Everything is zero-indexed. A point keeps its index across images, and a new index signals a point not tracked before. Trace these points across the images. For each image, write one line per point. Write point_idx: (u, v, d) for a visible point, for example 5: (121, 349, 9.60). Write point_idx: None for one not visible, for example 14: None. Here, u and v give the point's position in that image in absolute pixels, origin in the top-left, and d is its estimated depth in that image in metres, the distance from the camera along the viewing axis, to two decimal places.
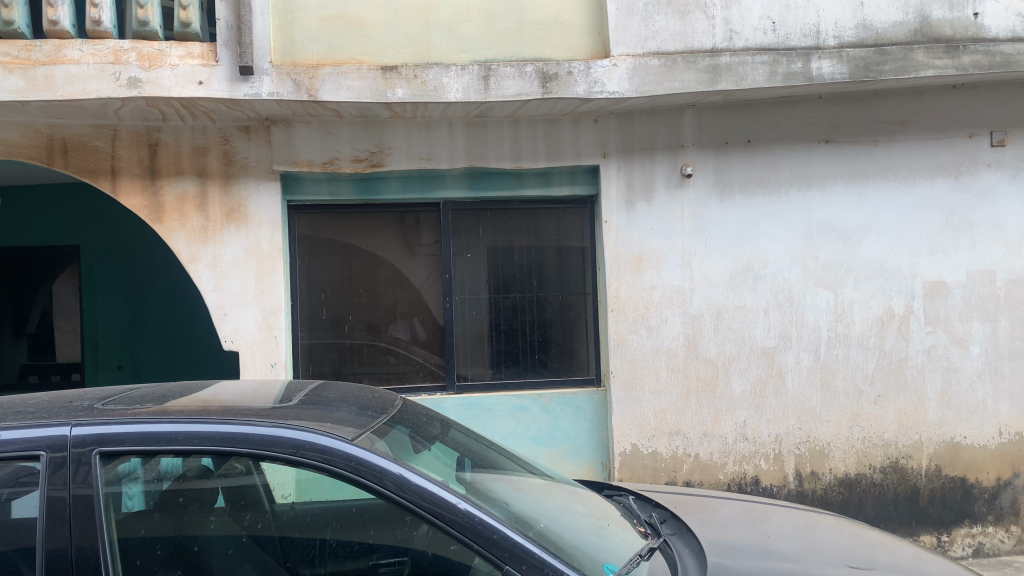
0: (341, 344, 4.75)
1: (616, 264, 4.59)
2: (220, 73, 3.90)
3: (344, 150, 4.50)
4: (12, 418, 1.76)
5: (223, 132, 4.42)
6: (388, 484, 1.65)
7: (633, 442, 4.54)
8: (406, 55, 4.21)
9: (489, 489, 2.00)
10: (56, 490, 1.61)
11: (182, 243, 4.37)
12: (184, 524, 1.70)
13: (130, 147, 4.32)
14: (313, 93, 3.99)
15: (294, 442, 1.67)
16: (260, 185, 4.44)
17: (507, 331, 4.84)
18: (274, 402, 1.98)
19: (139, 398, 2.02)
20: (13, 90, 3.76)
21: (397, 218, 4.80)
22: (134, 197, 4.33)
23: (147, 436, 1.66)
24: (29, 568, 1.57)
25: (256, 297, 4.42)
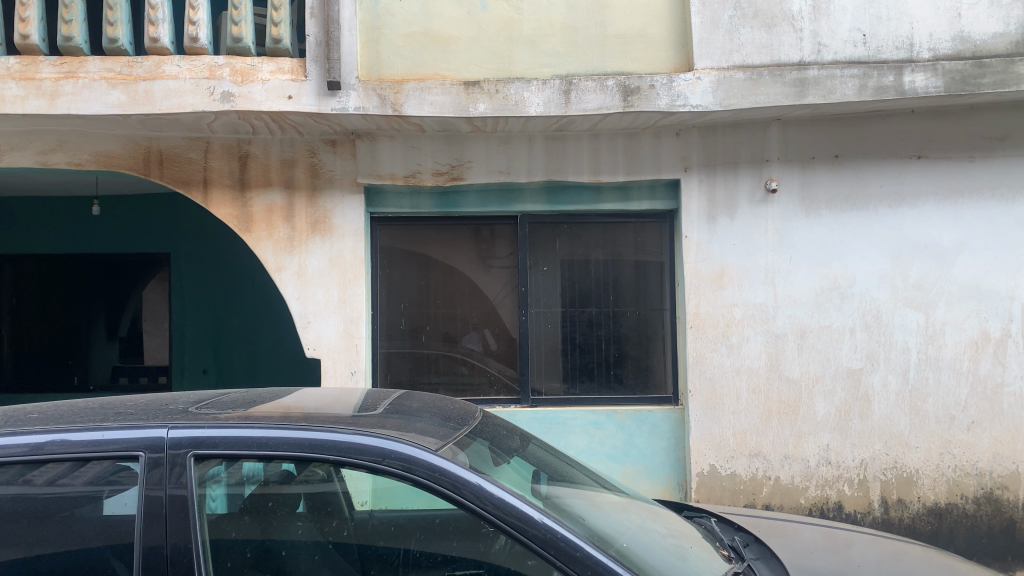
0: (418, 354, 4.81)
1: (696, 280, 4.53)
2: (308, 88, 4.02)
3: (426, 164, 4.56)
4: (115, 418, 1.83)
5: (310, 145, 4.54)
6: (468, 495, 1.67)
7: (711, 463, 4.45)
8: (489, 70, 4.26)
9: (566, 505, 1.98)
10: (152, 490, 1.67)
11: (269, 253, 4.50)
12: (272, 529, 1.74)
13: (221, 159, 4.48)
14: (397, 108, 4.07)
15: (378, 450, 1.70)
16: (344, 197, 4.54)
17: (581, 346, 4.81)
18: (357, 410, 2.02)
19: (229, 403, 2.08)
20: (115, 104, 3.94)
21: (473, 231, 4.84)
22: (225, 207, 4.48)
23: (239, 440, 1.72)
24: (125, 566, 1.62)
25: (338, 306, 4.51)
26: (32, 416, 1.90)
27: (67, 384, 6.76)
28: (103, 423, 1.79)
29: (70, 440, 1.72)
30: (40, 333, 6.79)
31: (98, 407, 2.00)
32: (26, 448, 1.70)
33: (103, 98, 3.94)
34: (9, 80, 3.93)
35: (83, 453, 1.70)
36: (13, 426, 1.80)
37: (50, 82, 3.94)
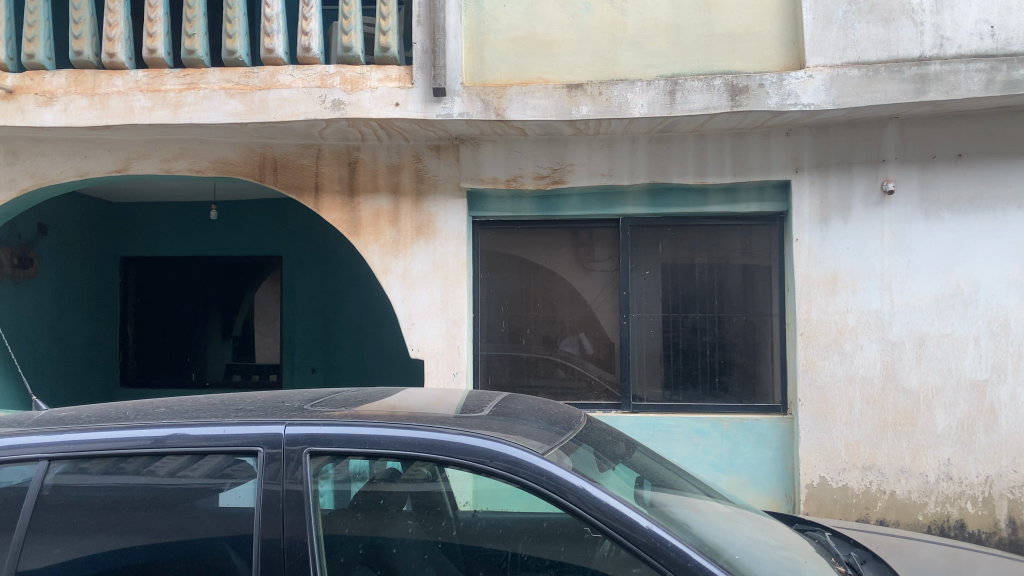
0: (519, 357, 4.81)
1: (808, 284, 4.38)
2: (415, 95, 4.10)
3: (527, 167, 4.58)
4: (236, 414, 1.92)
5: (416, 151, 4.63)
6: (571, 498, 1.66)
7: (821, 474, 4.30)
8: (592, 73, 4.24)
9: (672, 512, 1.95)
10: (271, 484, 1.73)
11: (376, 256, 4.61)
12: (382, 526, 1.77)
13: (332, 165, 4.63)
14: (500, 112, 4.10)
15: (483, 451, 1.72)
16: (448, 202, 4.61)
17: (685, 352, 4.71)
18: (462, 410, 2.04)
19: (341, 401, 2.15)
20: (234, 113, 4.12)
21: (571, 234, 4.83)
22: (335, 212, 4.62)
23: (351, 439, 1.76)
24: (241, 558, 1.68)
25: (442, 308, 4.58)
26: (158, 409, 2.00)
27: (184, 380, 7.14)
28: (224, 418, 1.88)
29: (191, 434, 1.80)
30: (161, 331, 7.20)
31: (218, 402, 2.09)
32: (149, 440, 1.79)
33: (221, 107, 4.13)
34: (137, 92, 4.18)
35: (202, 447, 1.78)
36: (141, 418, 1.91)
37: (174, 93, 4.16)
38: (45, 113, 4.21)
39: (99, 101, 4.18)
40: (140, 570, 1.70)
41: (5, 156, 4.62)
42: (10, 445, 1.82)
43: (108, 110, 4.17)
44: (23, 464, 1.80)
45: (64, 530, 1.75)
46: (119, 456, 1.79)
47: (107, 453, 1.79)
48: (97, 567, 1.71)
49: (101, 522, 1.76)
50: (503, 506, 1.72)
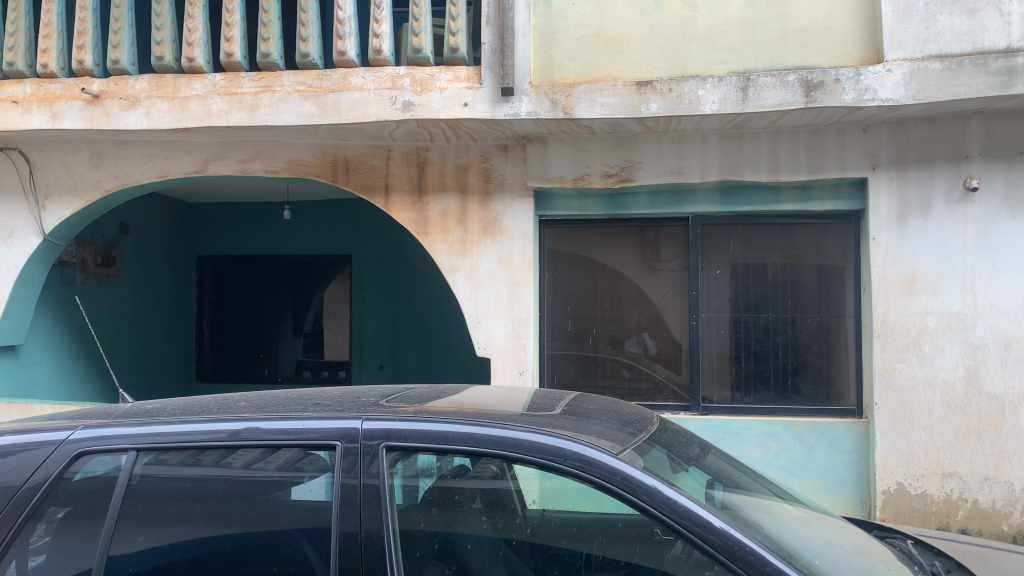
0: (585, 357, 4.79)
1: (885, 284, 4.27)
2: (483, 95, 4.12)
3: (595, 166, 4.56)
4: (316, 408, 1.97)
5: (483, 151, 4.66)
6: (642, 496, 1.67)
7: (899, 481, 4.18)
8: (662, 70, 4.19)
9: (747, 515, 1.92)
10: (349, 478, 1.77)
11: (444, 255, 4.65)
12: (456, 522, 1.79)
13: (401, 165, 4.70)
14: (568, 111, 4.09)
15: (554, 449, 1.74)
16: (515, 201, 4.61)
17: (756, 353, 4.63)
18: (530, 409, 2.05)
19: (415, 398, 2.18)
20: (307, 115, 4.21)
21: (637, 233, 4.79)
22: (404, 211, 4.69)
23: (423, 435, 1.79)
24: (313, 549, 1.72)
25: (508, 306, 4.58)
26: (239, 403, 2.07)
27: (257, 375, 7.32)
28: (301, 413, 1.93)
29: (265, 428, 1.86)
30: (235, 328, 7.41)
31: (296, 397, 2.15)
32: (225, 433, 1.87)
33: (295, 109, 4.22)
34: (215, 95, 4.30)
35: (275, 440, 1.84)
36: (222, 412, 1.98)
37: (251, 96, 4.27)
38: (128, 117, 4.37)
39: (178, 104, 4.32)
40: (223, 559, 1.75)
41: (92, 158, 4.82)
42: (100, 435, 1.90)
43: (187, 113, 4.31)
44: (109, 454, 1.88)
45: (151, 518, 1.81)
46: (198, 449, 1.86)
47: (185, 446, 1.86)
48: (181, 554, 1.77)
49: (185, 512, 1.82)
50: (570, 505, 1.75)
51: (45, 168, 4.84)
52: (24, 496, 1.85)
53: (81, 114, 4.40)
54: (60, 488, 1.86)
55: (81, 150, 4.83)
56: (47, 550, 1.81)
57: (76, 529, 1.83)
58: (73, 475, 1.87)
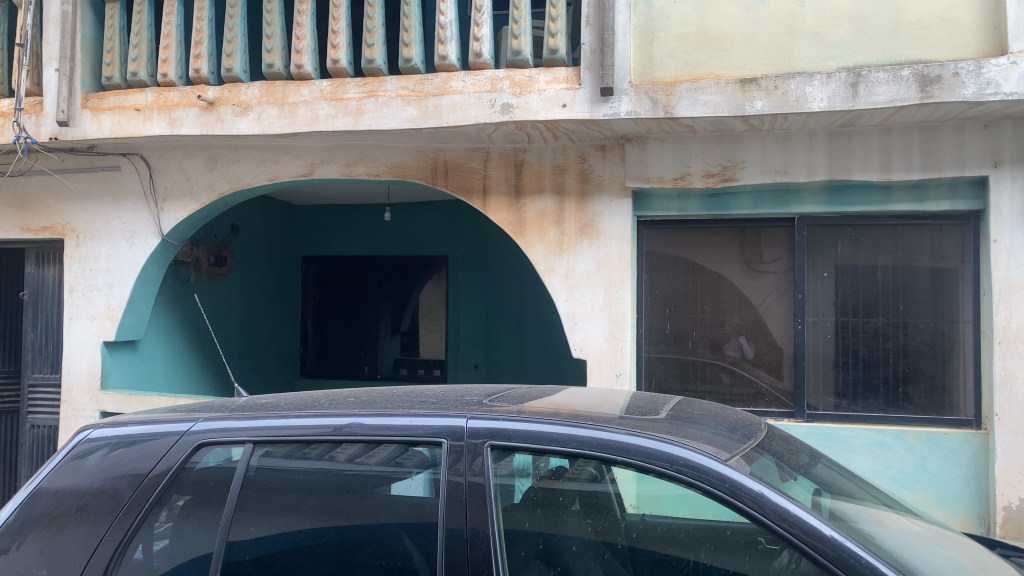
0: (684, 361, 4.70)
1: (1006, 289, 4.06)
2: (582, 95, 4.11)
3: (696, 166, 4.48)
4: (422, 406, 2.02)
5: (581, 151, 4.64)
6: (747, 502, 1.65)
7: (1022, 497, 3.95)
8: (767, 66, 4.08)
9: (858, 525, 1.85)
10: (455, 475, 1.81)
11: (540, 255, 4.66)
12: (558, 523, 1.80)
13: (499, 167, 4.74)
14: (670, 110, 4.04)
15: (656, 452, 1.73)
16: (613, 202, 4.58)
17: (865, 359, 4.45)
18: (628, 411, 2.04)
19: (516, 398, 2.19)
20: (409, 119, 4.30)
21: (738, 234, 4.68)
22: (501, 213, 4.73)
23: (528, 435, 1.82)
24: (413, 543, 1.77)
25: (605, 308, 4.55)
26: (348, 399, 2.14)
27: (358, 371, 7.52)
28: (408, 410, 1.98)
29: (367, 424, 1.92)
30: (337, 326, 7.63)
31: (402, 394, 2.20)
32: (329, 428, 1.93)
33: (398, 114, 4.32)
34: (322, 101, 4.44)
35: (377, 436, 1.90)
36: (332, 408, 2.05)
37: (355, 101, 4.40)
38: (240, 122, 4.56)
39: (287, 110, 4.48)
40: (333, 549, 1.81)
41: (207, 163, 5.06)
42: (219, 428, 2.01)
43: (296, 118, 4.46)
44: (221, 446, 1.98)
45: (265, 508, 1.89)
46: (304, 443, 1.93)
47: (293, 439, 1.94)
48: (293, 543, 1.83)
49: (296, 503, 1.88)
50: (668, 511, 1.73)
51: (164, 172, 5.11)
52: (150, 483, 1.97)
53: (197, 120, 4.62)
54: (183, 477, 1.97)
55: (197, 155, 5.07)
56: (170, 535, 1.92)
57: (197, 516, 1.93)
58: (196, 465, 1.98)
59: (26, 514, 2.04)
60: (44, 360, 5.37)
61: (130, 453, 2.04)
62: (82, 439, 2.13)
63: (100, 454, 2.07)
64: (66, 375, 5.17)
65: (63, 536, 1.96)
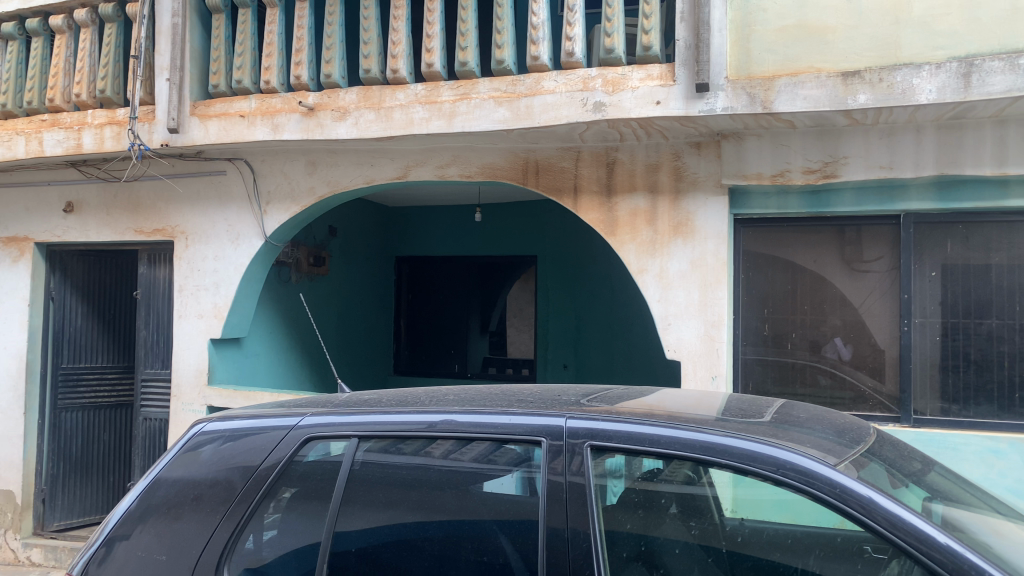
0: (782, 363, 4.58)
1: None
2: (676, 92, 4.06)
3: (796, 162, 4.36)
4: (521, 404, 2.03)
5: (675, 149, 4.58)
6: (854, 506, 1.60)
7: None
8: (871, 58, 3.94)
9: (974, 534, 1.76)
10: (555, 475, 1.82)
11: (633, 255, 4.63)
12: (655, 526, 1.78)
13: (591, 166, 4.73)
14: (768, 105, 3.94)
15: (757, 455, 1.70)
16: (708, 200, 4.50)
17: (977, 363, 4.25)
18: (723, 412, 2.01)
19: (614, 398, 2.19)
20: (501, 120, 4.33)
21: (838, 232, 4.54)
22: (593, 212, 4.71)
23: (629, 436, 1.81)
24: (509, 542, 1.79)
25: (700, 308, 4.48)
26: (447, 397, 2.18)
27: (448, 370, 7.64)
28: (507, 408, 2.00)
29: (462, 422, 1.96)
30: (429, 325, 7.76)
31: (500, 393, 2.23)
32: (424, 425, 1.98)
33: (491, 115, 4.36)
34: (417, 104, 4.53)
35: (470, 433, 1.94)
36: (432, 405, 2.09)
37: (449, 103, 4.46)
38: (339, 127, 4.68)
39: (383, 113, 4.58)
40: (435, 544, 1.84)
41: (307, 167, 5.22)
42: (327, 423, 2.07)
43: (391, 122, 4.56)
44: (320, 442, 2.05)
45: (369, 501, 1.94)
46: (399, 438, 1.98)
47: (391, 434, 1.99)
48: (396, 536, 1.87)
49: (398, 497, 1.92)
50: (766, 516, 1.74)
51: (266, 176, 5.30)
52: (261, 475, 2.05)
53: (298, 125, 4.76)
54: (292, 469, 2.04)
55: (297, 159, 5.24)
56: (278, 526, 2.00)
57: (304, 508, 2.00)
58: (304, 457, 2.05)
59: (146, 501, 2.15)
60: (156, 356, 5.66)
61: (240, 446, 2.12)
62: (196, 432, 2.24)
63: (213, 446, 2.16)
64: (176, 371, 5.42)
65: (179, 524, 2.06)
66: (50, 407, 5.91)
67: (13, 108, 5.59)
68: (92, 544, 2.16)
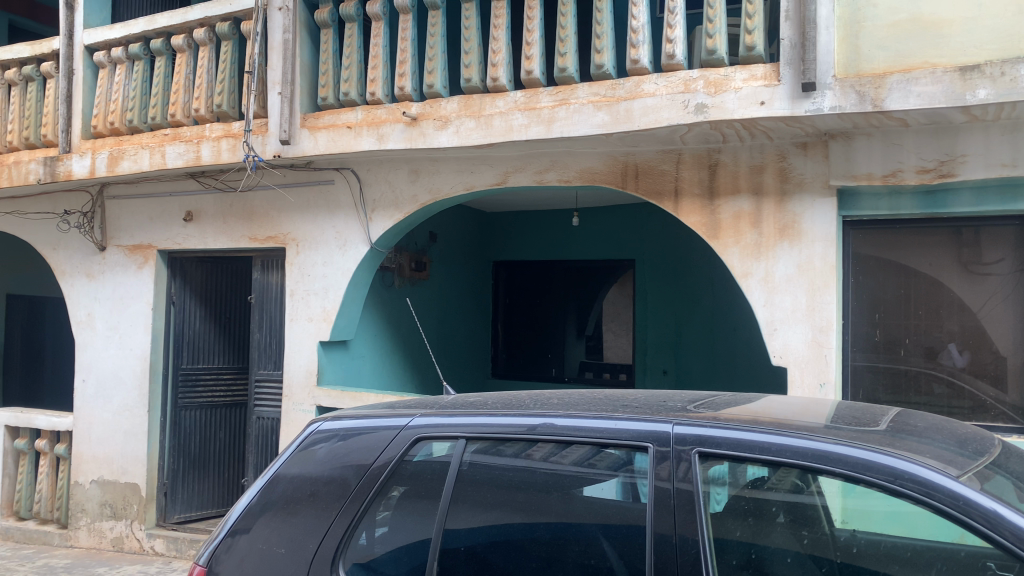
0: (895, 370, 4.40)
1: None
2: (781, 92, 3.97)
3: (909, 161, 4.20)
4: (625, 410, 2.04)
5: (780, 150, 4.47)
6: (978, 519, 1.56)
7: None
8: (991, 52, 3.76)
9: None
10: (662, 481, 1.82)
11: (736, 259, 4.54)
12: (763, 534, 1.75)
13: (692, 169, 4.67)
14: (878, 103, 3.81)
15: (873, 465, 1.67)
16: (815, 201, 4.38)
17: None
18: (832, 420, 1.97)
19: (719, 404, 2.16)
20: (600, 124, 4.34)
21: (954, 233, 4.35)
22: (695, 215, 4.65)
23: (738, 443, 1.80)
24: (613, 547, 1.81)
25: (808, 313, 4.36)
26: (552, 401, 2.20)
27: (546, 374, 7.70)
28: (612, 413, 2.02)
29: (563, 426, 1.99)
30: (527, 329, 7.83)
31: (604, 398, 2.23)
32: (524, 428, 2.02)
33: (590, 120, 4.37)
34: (516, 111, 4.58)
35: (570, 437, 1.96)
36: (536, 408, 2.12)
37: (548, 109, 4.50)
38: (441, 135, 4.79)
39: (484, 121, 4.66)
40: (542, 545, 1.87)
41: (410, 175, 5.36)
42: (435, 423, 2.13)
43: (492, 129, 4.63)
44: (425, 444, 2.11)
45: (477, 502, 1.98)
46: (500, 440, 2.03)
47: (491, 436, 2.04)
48: (503, 537, 1.91)
49: (505, 499, 1.96)
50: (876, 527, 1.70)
51: (371, 185, 5.46)
52: (374, 473, 2.12)
53: (402, 135, 4.91)
54: (403, 468, 2.11)
55: (401, 168, 5.38)
56: (390, 524, 2.06)
57: (413, 506, 2.06)
58: (413, 457, 2.11)
59: (266, 496, 2.26)
60: (269, 357, 5.91)
61: (353, 445, 2.21)
62: (312, 431, 2.33)
63: (328, 444, 2.26)
64: (287, 372, 5.65)
65: (297, 519, 2.16)
66: (171, 405, 6.26)
67: (139, 123, 5.95)
68: (216, 536, 2.29)
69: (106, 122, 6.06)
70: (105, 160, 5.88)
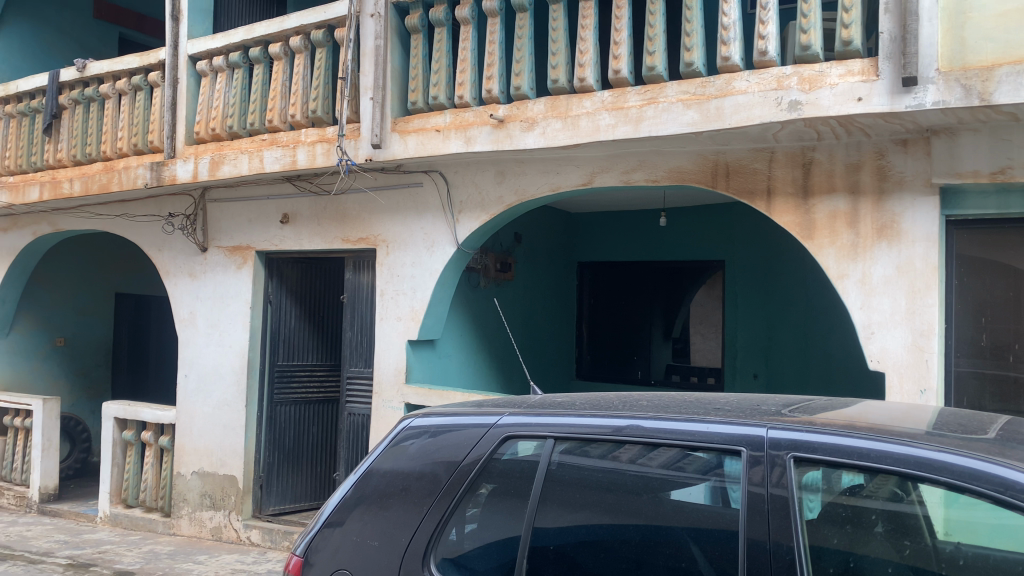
0: (1003, 377, 4.20)
1: None
2: (880, 88, 3.84)
3: (1019, 157, 3.97)
4: (717, 413, 2.01)
5: (878, 147, 4.32)
6: None
7: None
8: None
9: None
10: (755, 486, 1.78)
11: (832, 260, 4.41)
12: (861, 543, 1.70)
13: (785, 167, 4.56)
14: (985, 97, 3.64)
15: (980, 475, 1.60)
16: (916, 200, 4.21)
17: None
18: (934, 427, 1.90)
19: (813, 409, 2.11)
20: (690, 123, 4.29)
21: None
22: (788, 214, 4.54)
23: (836, 448, 1.75)
24: (703, 552, 1.79)
25: (907, 316, 4.20)
26: (641, 402, 2.19)
27: (631, 376, 7.64)
28: (704, 416, 1.99)
29: (652, 428, 1.98)
30: (612, 330, 7.79)
31: (695, 400, 2.21)
32: (611, 429, 2.02)
33: (679, 119, 4.32)
34: (603, 111, 4.57)
35: (658, 439, 1.95)
36: (625, 410, 2.11)
37: (636, 109, 4.47)
38: (528, 137, 4.82)
39: (571, 122, 4.67)
40: (632, 547, 1.86)
41: (497, 176, 5.41)
42: (524, 423, 2.15)
43: (579, 130, 4.63)
44: (513, 443, 2.13)
45: (565, 501, 1.99)
46: (586, 441, 2.03)
47: (578, 436, 2.05)
48: (592, 537, 1.92)
49: (594, 499, 1.96)
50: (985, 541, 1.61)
51: (459, 186, 5.53)
52: (464, 470, 2.16)
53: (490, 137, 4.95)
54: (492, 466, 2.13)
55: (488, 169, 5.44)
56: (479, 521, 2.09)
57: (502, 504, 2.08)
58: (502, 456, 2.14)
59: (360, 490, 2.32)
60: (360, 356, 6.07)
61: (443, 443, 2.25)
62: (404, 427, 2.39)
63: (418, 441, 2.30)
64: (378, 370, 5.78)
65: (389, 514, 2.21)
66: (267, 400, 6.49)
67: (238, 129, 6.19)
68: (312, 529, 2.37)
69: (208, 128, 6.32)
70: (207, 165, 6.15)
